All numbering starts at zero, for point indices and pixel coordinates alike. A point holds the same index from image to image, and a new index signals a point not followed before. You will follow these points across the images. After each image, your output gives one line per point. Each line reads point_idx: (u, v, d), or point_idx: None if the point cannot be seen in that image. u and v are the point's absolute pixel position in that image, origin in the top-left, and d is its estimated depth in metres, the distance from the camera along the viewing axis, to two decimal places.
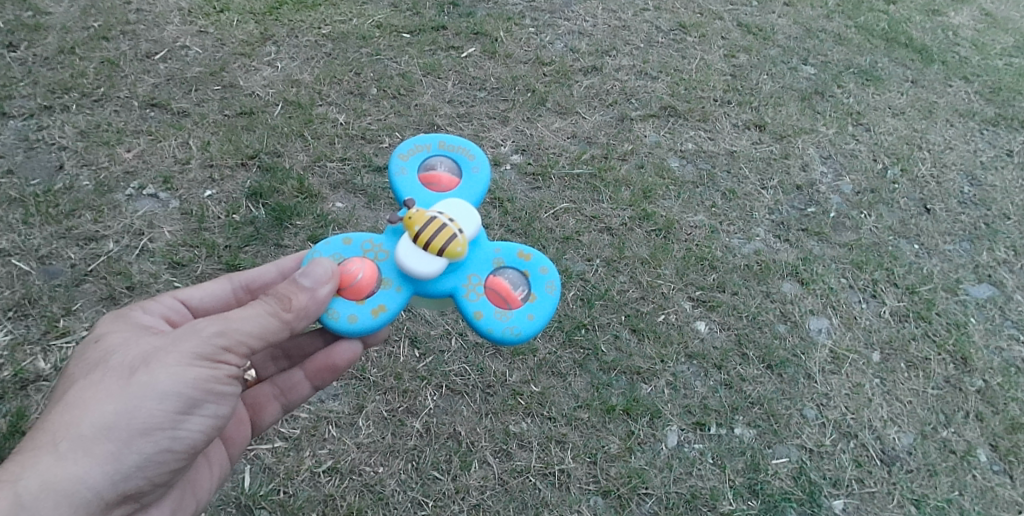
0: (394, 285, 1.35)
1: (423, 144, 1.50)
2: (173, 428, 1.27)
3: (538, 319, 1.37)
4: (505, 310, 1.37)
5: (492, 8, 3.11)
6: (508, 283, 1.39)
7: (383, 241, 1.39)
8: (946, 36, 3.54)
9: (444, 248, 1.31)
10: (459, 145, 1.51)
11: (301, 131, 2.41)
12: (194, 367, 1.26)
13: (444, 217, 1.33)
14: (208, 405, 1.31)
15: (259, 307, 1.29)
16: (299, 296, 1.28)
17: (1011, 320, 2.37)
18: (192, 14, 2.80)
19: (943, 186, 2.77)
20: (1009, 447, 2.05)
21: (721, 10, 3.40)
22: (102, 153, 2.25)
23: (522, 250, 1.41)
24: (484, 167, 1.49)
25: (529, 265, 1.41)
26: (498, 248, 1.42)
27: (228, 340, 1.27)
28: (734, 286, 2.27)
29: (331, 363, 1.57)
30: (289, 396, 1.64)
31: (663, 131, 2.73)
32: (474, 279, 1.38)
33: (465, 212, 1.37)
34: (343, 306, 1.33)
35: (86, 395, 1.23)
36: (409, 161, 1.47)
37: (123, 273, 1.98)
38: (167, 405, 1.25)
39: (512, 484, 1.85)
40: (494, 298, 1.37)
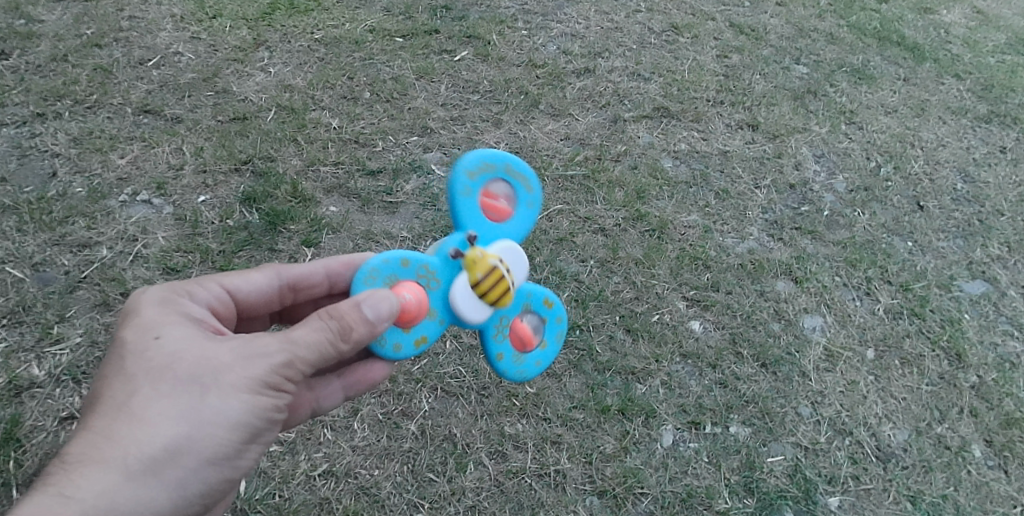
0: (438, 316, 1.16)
1: (489, 160, 1.18)
2: (234, 458, 1.12)
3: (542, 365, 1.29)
4: (521, 353, 1.26)
5: (485, 12, 3.12)
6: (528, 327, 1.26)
7: (435, 267, 1.15)
8: (938, 33, 3.56)
9: (496, 300, 1.15)
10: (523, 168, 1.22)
11: (294, 136, 2.42)
12: (260, 395, 1.11)
13: (506, 268, 1.14)
14: (268, 433, 1.17)
15: (322, 332, 1.10)
16: (359, 329, 1.07)
17: (1005, 316, 2.38)
18: (184, 21, 2.81)
19: (937, 183, 2.78)
20: (1004, 443, 2.06)
21: (713, 10, 3.42)
22: (95, 159, 2.26)
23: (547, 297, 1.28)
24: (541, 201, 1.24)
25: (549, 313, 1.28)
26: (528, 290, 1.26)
27: (292, 369, 1.12)
28: (727, 285, 2.28)
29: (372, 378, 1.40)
30: (320, 405, 1.39)
31: (656, 132, 2.74)
32: (503, 319, 1.23)
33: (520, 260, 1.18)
34: (390, 334, 1.14)
35: (139, 413, 1.06)
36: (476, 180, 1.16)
37: (117, 280, 1.98)
38: (233, 434, 1.11)
39: (508, 485, 1.85)
40: (515, 341, 1.25)
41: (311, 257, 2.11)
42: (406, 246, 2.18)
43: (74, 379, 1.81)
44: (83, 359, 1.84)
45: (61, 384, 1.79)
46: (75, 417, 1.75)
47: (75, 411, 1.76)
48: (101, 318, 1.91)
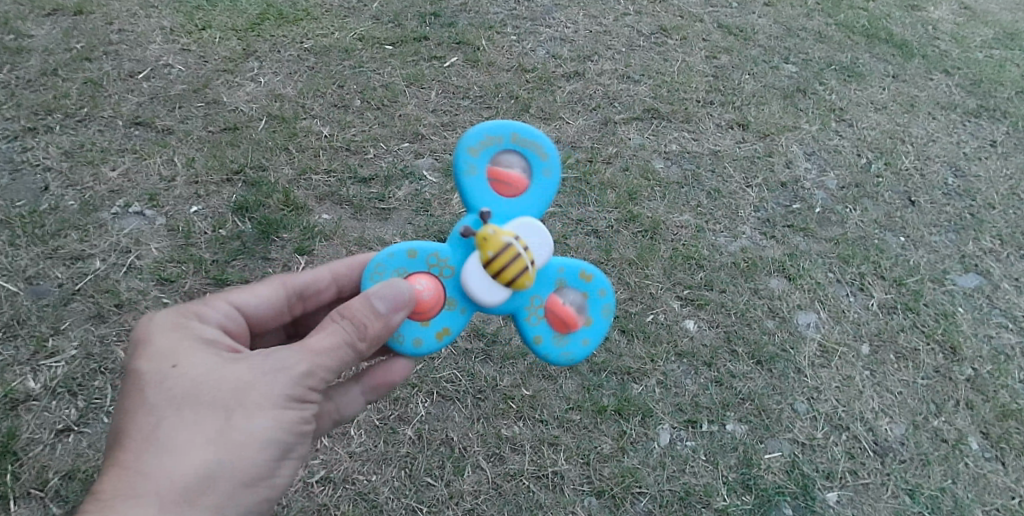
0: (458, 305, 1.22)
1: (495, 136, 1.22)
2: (270, 477, 1.13)
3: (592, 343, 1.28)
4: (563, 335, 1.26)
5: (474, 18, 3.14)
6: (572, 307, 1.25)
7: (448, 254, 1.21)
8: (926, 30, 3.58)
9: (512, 280, 1.16)
10: (533, 140, 1.24)
11: (286, 145, 2.43)
12: (288, 409, 1.14)
13: (516, 242, 1.16)
14: (298, 447, 1.18)
15: (339, 337, 1.17)
16: (375, 324, 1.15)
17: (998, 308, 2.39)
18: (174, 33, 2.83)
19: (927, 178, 2.79)
20: (1001, 434, 2.07)
21: (701, 12, 3.44)
22: (87, 172, 2.27)
23: (585, 270, 1.26)
24: (555, 172, 1.25)
25: (590, 287, 1.27)
26: (563, 265, 1.25)
27: (313, 379, 1.16)
28: (721, 284, 2.29)
29: (388, 379, 1.45)
30: (341, 413, 1.45)
31: (647, 133, 2.76)
32: (535, 301, 1.25)
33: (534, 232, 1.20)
34: (408, 329, 1.22)
35: (180, 441, 1.07)
36: (478, 158, 1.22)
37: (112, 292, 1.99)
38: (268, 454, 1.12)
39: (506, 487, 1.86)
40: (555, 322, 1.25)
41: (305, 265, 2.12)
42: None
43: (69, 391, 1.81)
44: (78, 371, 1.84)
45: (57, 396, 1.80)
46: (71, 429, 1.75)
47: (71, 423, 1.76)
48: (95, 329, 1.92)
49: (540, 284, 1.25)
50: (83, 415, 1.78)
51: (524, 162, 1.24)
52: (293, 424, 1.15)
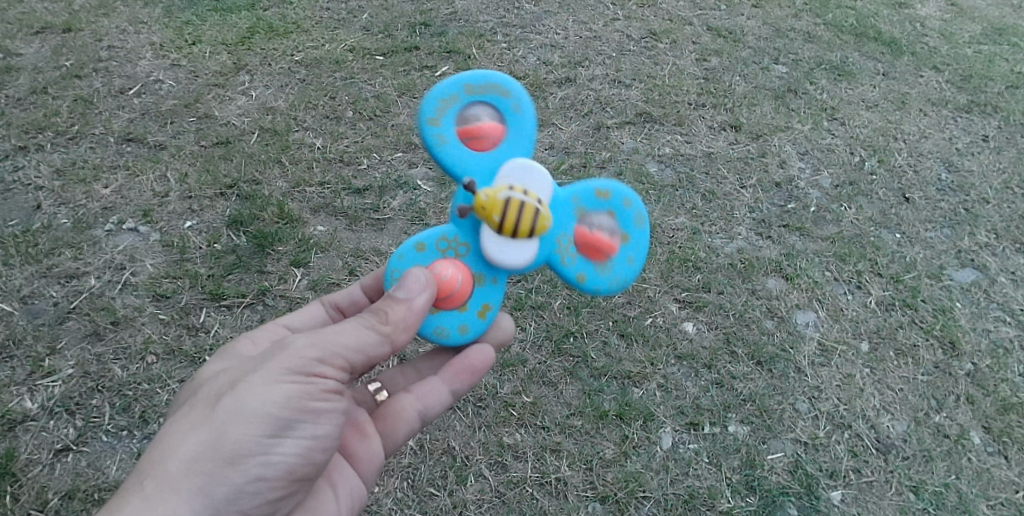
0: (489, 279, 1.33)
1: (450, 95, 1.34)
2: (263, 453, 1.20)
3: (636, 261, 1.37)
4: (604, 262, 1.36)
5: (464, 27, 3.15)
6: (603, 231, 1.35)
7: (455, 232, 1.32)
8: (914, 27, 3.60)
9: (531, 227, 1.27)
10: (487, 84, 1.34)
11: (278, 158, 2.43)
12: (280, 387, 1.23)
13: (518, 193, 1.26)
14: (304, 426, 1.25)
15: (356, 322, 1.29)
16: (395, 307, 1.25)
17: (996, 302, 2.39)
18: (164, 48, 2.83)
19: (921, 175, 2.80)
20: (1003, 428, 2.06)
21: (690, 15, 3.45)
22: (79, 190, 2.26)
23: (598, 190, 1.34)
24: (525, 104, 1.35)
25: (612, 203, 1.35)
26: (574, 193, 1.33)
27: (316, 357, 1.26)
28: (718, 285, 2.29)
29: (470, 365, 1.51)
30: (425, 406, 1.54)
31: (640, 137, 2.76)
32: (564, 241, 1.33)
33: (529, 173, 1.30)
34: (447, 320, 1.33)
35: (174, 430, 1.20)
36: (442, 125, 1.33)
37: (107, 309, 1.98)
38: (254, 429, 1.20)
39: (509, 495, 1.84)
40: (592, 255, 1.35)
41: (301, 277, 2.11)
42: None
43: (67, 410, 1.80)
44: (76, 390, 1.83)
45: (56, 416, 1.78)
46: (70, 448, 1.74)
47: (70, 442, 1.75)
48: (92, 348, 1.90)
49: (562, 223, 1.33)
50: (81, 434, 1.76)
51: (491, 109, 1.35)
52: (292, 399, 1.23)
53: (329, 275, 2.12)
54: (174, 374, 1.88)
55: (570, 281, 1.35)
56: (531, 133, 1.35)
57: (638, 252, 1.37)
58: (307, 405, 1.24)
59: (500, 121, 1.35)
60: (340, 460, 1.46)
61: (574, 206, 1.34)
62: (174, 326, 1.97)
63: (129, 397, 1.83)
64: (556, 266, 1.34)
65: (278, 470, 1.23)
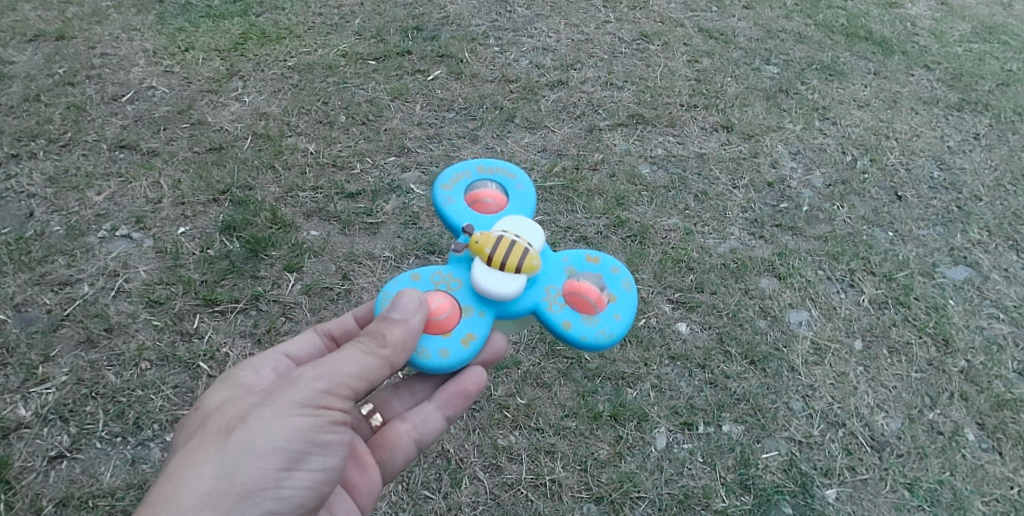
0: (477, 311, 1.39)
1: (462, 171, 1.57)
2: (276, 486, 1.23)
3: (623, 318, 1.44)
4: (592, 315, 1.43)
5: (456, 31, 3.17)
6: (589, 287, 1.45)
7: (452, 272, 1.43)
8: (905, 27, 3.62)
9: (518, 265, 1.38)
10: (496, 168, 1.59)
11: (272, 163, 2.44)
12: (292, 419, 1.25)
13: (511, 235, 1.40)
14: (313, 458, 1.28)
15: (354, 348, 1.31)
16: (392, 330, 1.28)
17: (989, 299, 2.41)
18: (157, 55, 2.84)
19: (913, 173, 2.82)
20: (997, 425, 2.08)
21: (681, 17, 3.47)
22: (72, 197, 2.26)
23: (589, 256, 1.50)
24: (526, 184, 1.57)
25: (600, 268, 1.49)
26: (566, 257, 1.49)
27: (323, 389, 1.28)
28: (712, 285, 2.30)
29: (462, 389, 1.52)
30: (420, 431, 1.55)
31: (632, 139, 2.78)
32: (552, 291, 1.44)
33: (527, 227, 1.43)
34: (432, 343, 1.35)
35: (185, 463, 1.20)
36: (453, 191, 1.53)
37: (101, 316, 1.98)
38: (268, 462, 1.22)
39: (504, 497, 1.85)
40: (579, 306, 1.43)
41: (295, 282, 2.12)
42: (390, 266, 2.20)
43: (61, 418, 1.80)
44: (69, 397, 1.83)
45: (49, 423, 1.79)
46: (64, 455, 1.74)
47: (64, 449, 1.75)
48: (86, 355, 1.91)
49: (551, 278, 1.45)
50: (75, 441, 1.77)
51: (496, 186, 1.57)
52: (304, 434, 1.26)
53: (322, 279, 2.13)
54: (168, 380, 1.89)
55: (556, 329, 1.41)
56: (529, 208, 1.54)
57: (627, 313, 1.44)
58: (316, 439, 1.27)
59: (502, 194, 1.56)
60: (339, 490, 1.49)
61: (565, 266, 1.48)
62: (168, 332, 1.98)
63: (123, 403, 1.84)
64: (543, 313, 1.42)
65: (289, 503, 1.25)
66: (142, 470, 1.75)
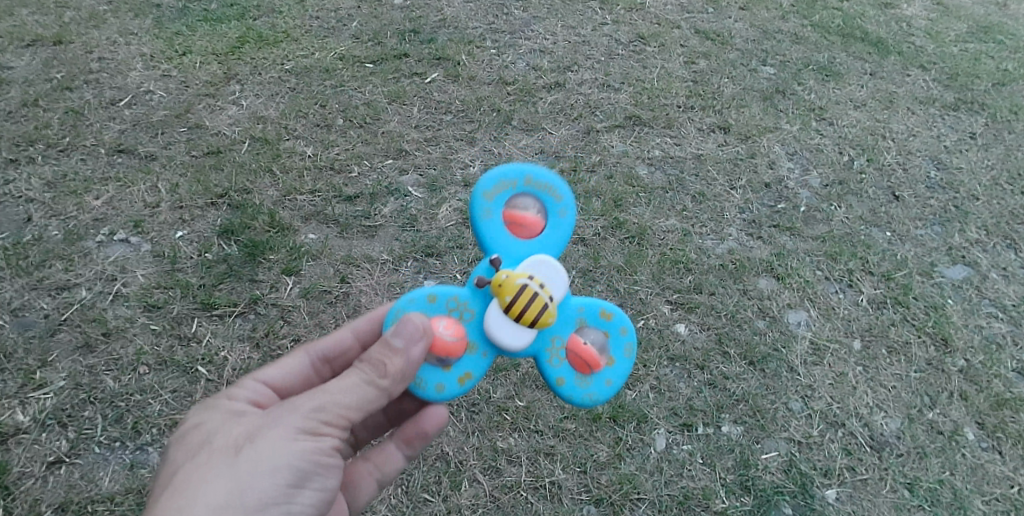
0: (480, 349, 1.22)
1: (508, 177, 1.22)
2: (287, 504, 1.15)
3: (616, 385, 1.25)
4: (586, 376, 1.24)
5: (453, 33, 3.17)
6: (594, 348, 1.23)
7: (466, 298, 1.22)
8: (901, 27, 3.63)
9: (534, 320, 1.18)
10: (548, 181, 1.24)
11: (269, 167, 2.44)
12: (300, 439, 1.16)
13: (535, 284, 1.18)
14: (320, 478, 1.20)
15: (354, 376, 1.19)
16: (394, 360, 1.16)
17: (987, 298, 2.41)
18: (154, 59, 2.83)
19: (910, 173, 2.82)
20: (997, 424, 2.08)
21: (677, 18, 3.47)
22: (70, 202, 2.26)
23: (605, 309, 1.25)
24: (571, 213, 1.24)
25: (611, 326, 1.25)
26: (581, 305, 1.25)
27: (325, 415, 1.17)
28: (710, 286, 2.30)
29: (422, 431, 1.45)
30: (383, 470, 1.47)
31: (630, 140, 2.78)
32: (557, 342, 1.23)
33: (552, 273, 1.21)
34: (429, 375, 1.22)
35: (191, 480, 1.12)
36: (493, 202, 1.22)
37: (99, 320, 1.98)
38: (279, 480, 1.14)
39: (504, 500, 1.85)
40: (576, 364, 1.23)
41: (293, 286, 2.12)
42: (388, 269, 2.20)
43: (59, 423, 1.80)
44: (67, 402, 1.83)
45: (47, 428, 1.78)
46: (62, 461, 1.74)
47: (62, 454, 1.75)
48: (84, 360, 1.91)
49: (563, 327, 1.24)
50: (73, 446, 1.76)
51: (538, 204, 1.24)
52: (308, 455, 1.16)
53: (320, 283, 2.13)
54: (166, 384, 1.89)
55: (548, 382, 1.24)
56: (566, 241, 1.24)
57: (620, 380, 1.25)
58: (320, 462, 1.18)
59: (543, 218, 1.24)
60: None
61: (577, 315, 1.25)
62: (166, 336, 1.97)
63: (122, 408, 1.84)
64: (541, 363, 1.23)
65: None
66: (141, 474, 1.74)
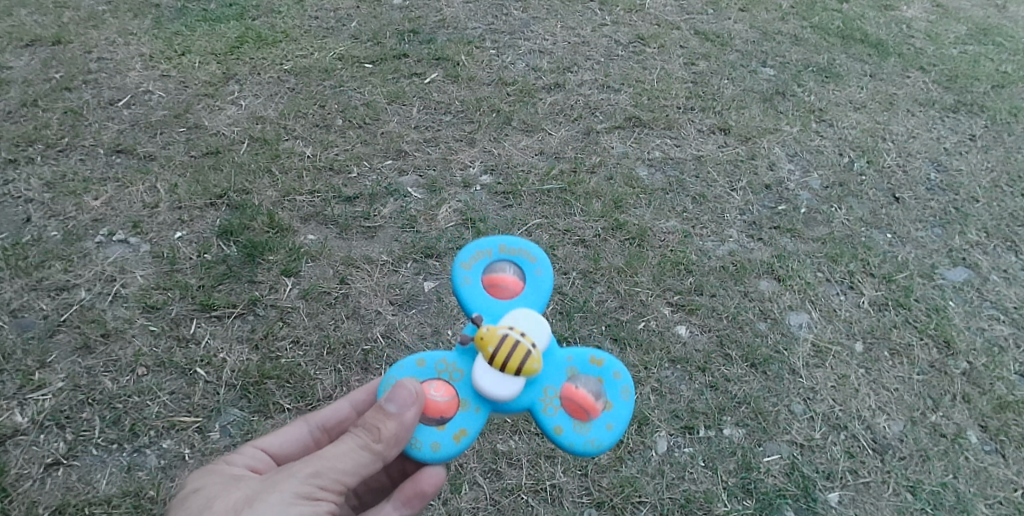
0: (472, 406, 1.24)
1: (483, 248, 1.35)
2: None
3: (617, 428, 1.26)
4: (584, 422, 1.25)
5: (452, 34, 3.16)
6: (588, 392, 1.26)
7: (456, 360, 1.28)
8: (900, 29, 3.63)
9: (521, 368, 1.20)
10: (521, 247, 1.35)
11: (268, 167, 2.42)
12: (295, 505, 1.15)
13: (516, 332, 1.21)
14: None
15: (349, 441, 1.20)
16: (387, 425, 1.17)
17: (989, 301, 2.40)
18: (153, 59, 2.82)
19: (910, 174, 2.82)
20: (999, 427, 2.07)
21: (677, 20, 3.46)
22: (69, 202, 2.24)
23: (593, 356, 1.29)
24: (548, 269, 1.34)
25: (603, 371, 1.28)
26: (570, 354, 1.29)
27: (323, 480, 1.17)
28: (711, 288, 2.29)
29: (418, 490, 1.36)
30: None
31: (630, 141, 2.77)
32: (550, 392, 1.26)
33: (534, 322, 1.25)
34: (425, 434, 1.23)
35: None
36: (471, 271, 1.33)
37: (97, 321, 1.96)
38: None
39: (504, 503, 1.83)
40: (572, 410, 1.25)
41: (292, 287, 2.10)
42: (387, 270, 2.18)
43: (57, 424, 1.78)
44: (66, 404, 1.81)
45: (45, 430, 1.77)
46: (60, 462, 1.72)
47: (60, 456, 1.73)
48: (82, 361, 1.89)
49: (552, 377, 1.27)
50: (72, 448, 1.75)
51: (516, 268, 1.34)
52: None
53: (319, 284, 2.11)
54: (164, 386, 1.87)
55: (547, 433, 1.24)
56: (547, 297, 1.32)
57: (619, 424, 1.26)
58: None
59: (522, 279, 1.33)
60: None
61: (567, 363, 1.28)
62: (164, 337, 1.95)
63: (120, 410, 1.82)
64: (538, 414, 1.25)
65: None
66: (139, 476, 1.72)
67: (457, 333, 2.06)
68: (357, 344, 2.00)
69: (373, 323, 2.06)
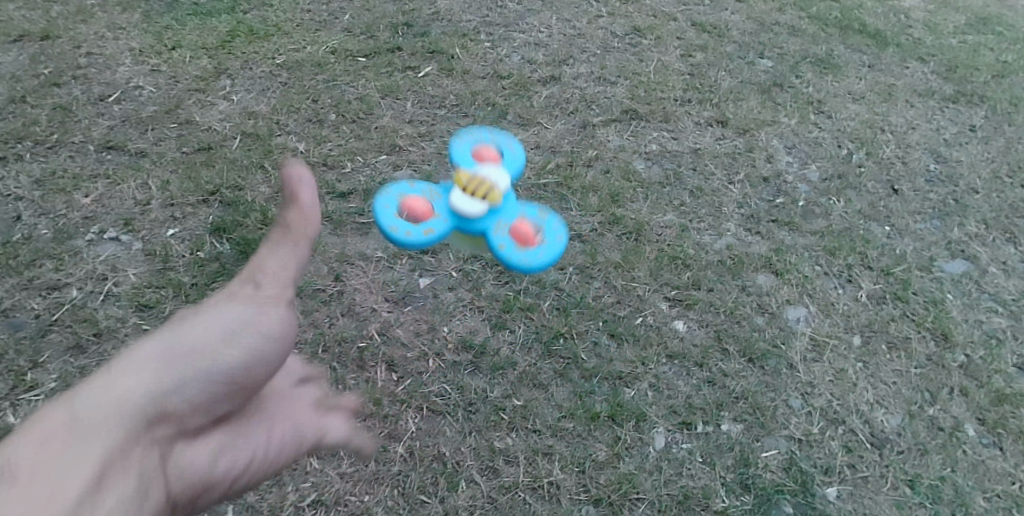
0: (442, 217, 1.47)
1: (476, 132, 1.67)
2: None
3: (547, 257, 1.50)
4: (524, 247, 1.50)
5: (446, 26, 3.12)
6: (530, 226, 1.51)
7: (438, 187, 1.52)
8: (899, 19, 3.60)
9: (486, 196, 1.48)
10: (506, 140, 1.68)
11: (261, 163, 2.40)
12: None
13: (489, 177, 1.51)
14: None
15: None
16: None
17: (987, 293, 2.38)
18: (144, 54, 2.79)
19: (909, 166, 2.80)
20: (997, 420, 2.06)
21: (674, 11, 3.43)
22: (60, 200, 2.22)
23: (542, 209, 1.56)
24: (520, 155, 1.66)
25: (545, 218, 1.55)
26: (527, 205, 1.55)
27: None
28: (709, 282, 2.28)
29: None
30: None
31: (626, 134, 2.74)
32: (503, 219, 1.50)
33: (505, 175, 1.55)
34: (398, 224, 1.44)
35: None
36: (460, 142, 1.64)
37: (89, 321, 1.93)
38: None
39: (502, 501, 1.78)
40: (518, 237, 1.50)
41: None
42: (382, 266, 2.17)
43: None
44: None
45: None
46: None
47: None
48: (75, 361, 1.86)
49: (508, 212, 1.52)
50: None
51: (496, 150, 1.65)
52: None
53: (314, 281, 2.10)
54: None
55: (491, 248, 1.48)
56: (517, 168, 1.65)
57: (553, 252, 1.51)
58: None
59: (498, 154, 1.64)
60: None
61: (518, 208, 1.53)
62: None
63: None
64: (488, 234, 1.49)
65: None
66: None
67: (454, 329, 2.06)
68: (352, 342, 1.99)
69: (369, 320, 2.04)
